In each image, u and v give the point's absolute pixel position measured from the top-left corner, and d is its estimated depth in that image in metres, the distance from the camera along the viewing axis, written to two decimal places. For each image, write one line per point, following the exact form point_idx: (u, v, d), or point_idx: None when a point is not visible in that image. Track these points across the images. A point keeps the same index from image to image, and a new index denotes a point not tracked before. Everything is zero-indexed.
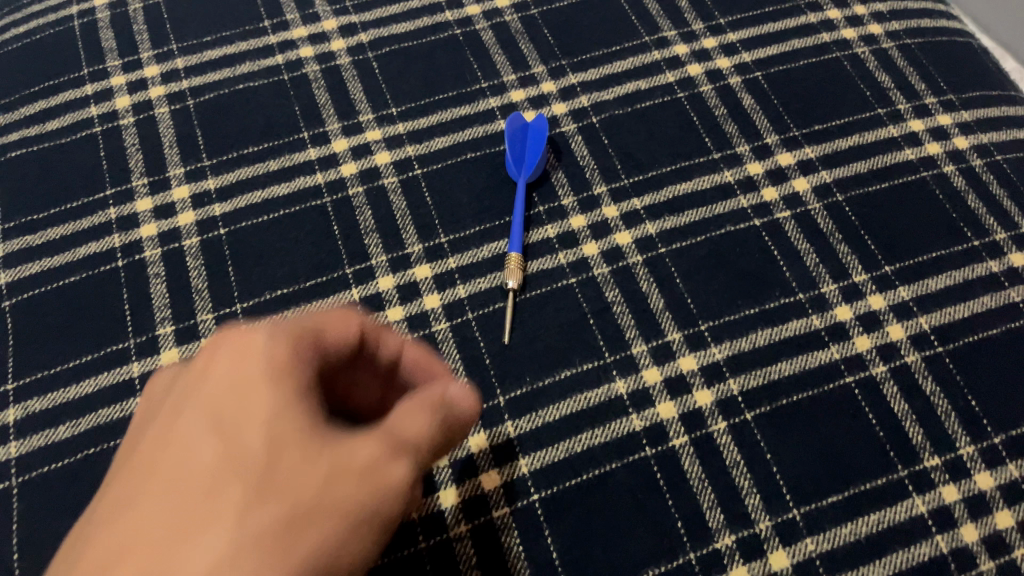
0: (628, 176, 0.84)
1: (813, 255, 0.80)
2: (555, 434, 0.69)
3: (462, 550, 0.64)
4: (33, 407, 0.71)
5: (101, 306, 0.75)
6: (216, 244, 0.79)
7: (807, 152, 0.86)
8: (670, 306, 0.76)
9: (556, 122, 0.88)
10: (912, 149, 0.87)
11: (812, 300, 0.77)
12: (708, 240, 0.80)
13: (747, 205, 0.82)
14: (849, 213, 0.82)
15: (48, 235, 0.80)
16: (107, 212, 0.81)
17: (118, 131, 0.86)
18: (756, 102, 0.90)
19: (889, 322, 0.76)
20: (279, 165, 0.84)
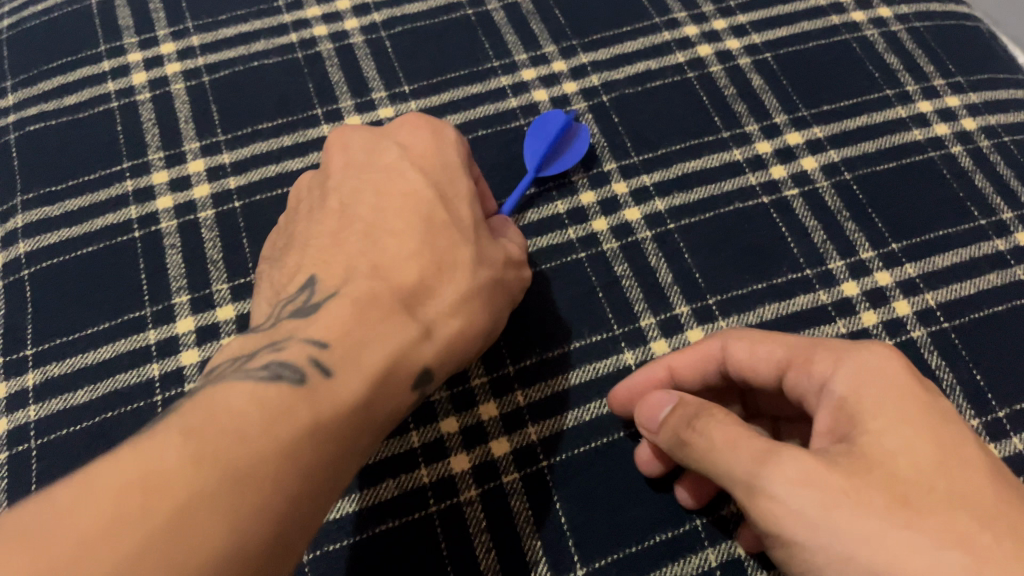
0: (638, 154, 0.85)
1: (820, 232, 0.80)
2: (564, 404, 0.70)
3: (471, 514, 0.65)
4: (51, 371, 0.72)
5: (118, 275, 0.77)
6: (231, 217, 0.80)
7: (815, 132, 0.87)
8: (678, 280, 0.77)
9: (567, 100, 0.89)
10: (920, 130, 0.88)
11: (819, 276, 0.78)
12: (717, 217, 0.81)
13: (756, 183, 0.83)
14: (856, 190, 0.83)
15: (66, 206, 0.81)
16: (124, 184, 0.82)
17: (134, 107, 0.87)
18: (765, 83, 0.91)
19: (895, 299, 0.77)
20: (293, 140, 0.85)
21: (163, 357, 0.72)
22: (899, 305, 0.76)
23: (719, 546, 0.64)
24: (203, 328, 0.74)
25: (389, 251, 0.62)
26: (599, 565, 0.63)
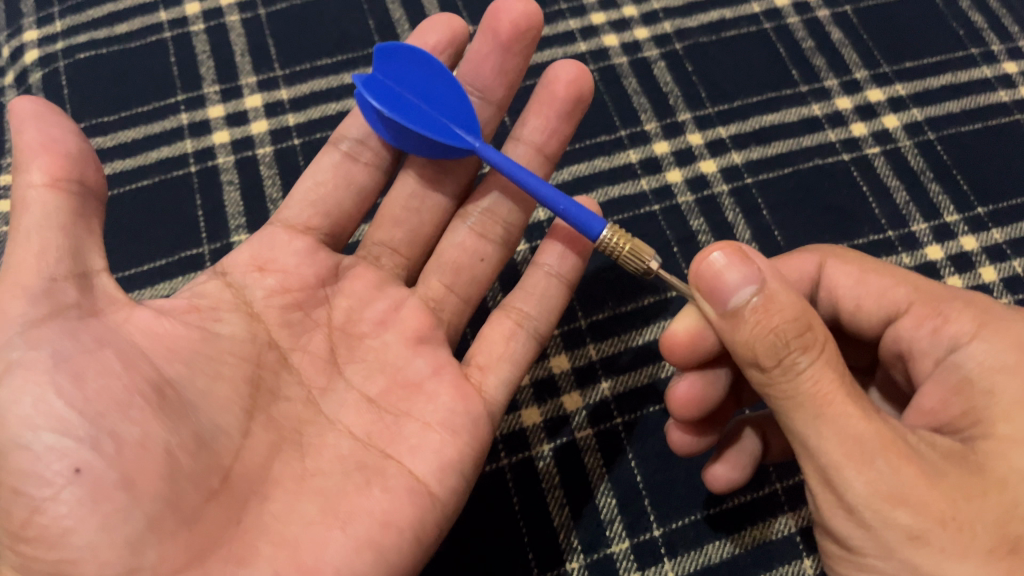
0: (713, 105, 0.82)
1: (902, 192, 0.77)
2: (632, 359, 0.68)
3: (543, 468, 0.63)
4: None
5: (176, 212, 0.74)
6: (290, 154, 0.77)
7: (897, 89, 0.83)
8: (756, 237, 0.74)
9: (639, 47, 0.85)
10: (1006, 91, 0.82)
11: (902, 238, 0.74)
12: (796, 172, 0.78)
13: (836, 140, 0.80)
14: (940, 150, 0.79)
15: (120, 138, 0.78)
16: (179, 118, 0.79)
17: (188, 38, 0.84)
18: (845, 36, 0.86)
19: (982, 264, 0.73)
20: (353, 78, 0.82)
21: None
22: (951, 279, 0.72)
23: (799, 511, 0.62)
24: None
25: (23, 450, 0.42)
26: (676, 526, 0.61)
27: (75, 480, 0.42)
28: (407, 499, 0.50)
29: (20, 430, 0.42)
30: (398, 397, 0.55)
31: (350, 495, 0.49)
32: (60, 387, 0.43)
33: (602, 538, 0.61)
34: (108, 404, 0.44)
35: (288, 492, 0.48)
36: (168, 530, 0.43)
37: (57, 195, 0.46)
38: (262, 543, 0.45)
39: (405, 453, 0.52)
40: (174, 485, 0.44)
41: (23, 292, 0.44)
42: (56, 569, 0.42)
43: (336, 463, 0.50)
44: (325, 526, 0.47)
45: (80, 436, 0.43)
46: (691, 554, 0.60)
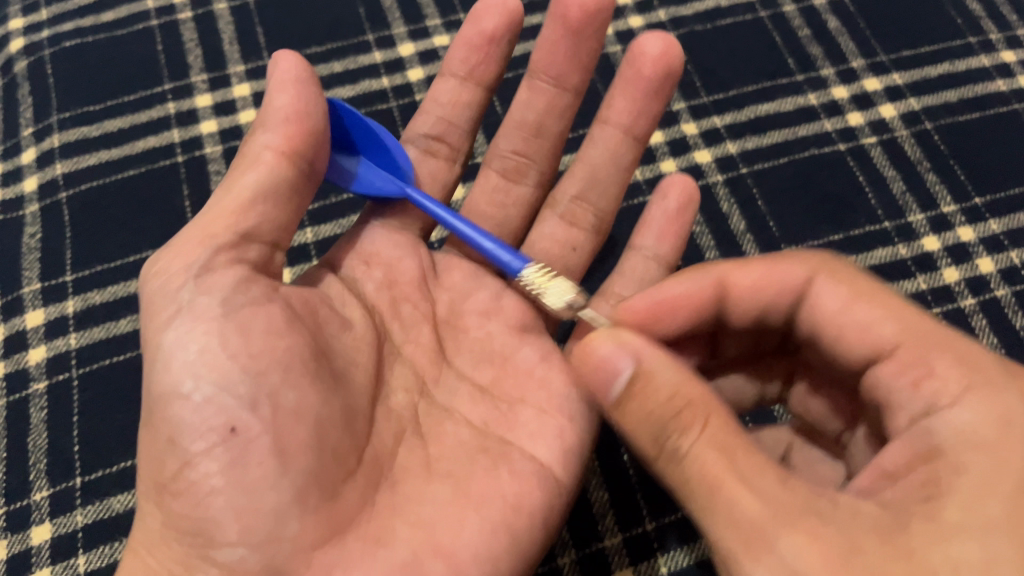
0: (708, 94, 0.80)
1: (899, 182, 0.76)
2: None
3: None
4: (93, 299, 0.69)
5: (163, 203, 0.73)
6: None
7: (894, 78, 0.82)
8: (751, 228, 0.73)
9: (633, 36, 0.84)
10: (1004, 81, 0.81)
11: (898, 229, 0.73)
12: (792, 162, 0.77)
13: (832, 129, 0.79)
14: (937, 139, 0.78)
15: (106, 127, 0.77)
16: (166, 107, 0.78)
17: (175, 25, 0.82)
18: (842, 24, 0.85)
19: (979, 255, 0.72)
20: (343, 67, 0.81)
21: None
22: (947, 271, 0.71)
23: None
24: None
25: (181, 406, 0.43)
26: (669, 520, 0.60)
27: (229, 439, 0.42)
28: (536, 483, 0.50)
29: (173, 381, 0.43)
30: (511, 384, 0.55)
31: (481, 478, 0.48)
32: (225, 339, 0.43)
33: (595, 533, 0.60)
34: (270, 364, 0.43)
35: (419, 476, 0.48)
36: (310, 505, 0.42)
37: (284, 164, 0.48)
38: (399, 523, 0.45)
39: (526, 437, 0.52)
40: (319, 456, 0.43)
41: (208, 240, 0.46)
42: (200, 529, 0.42)
43: (463, 448, 0.50)
44: (460, 508, 0.47)
45: (241, 394, 0.43)
46: (684, 549, 0.60)
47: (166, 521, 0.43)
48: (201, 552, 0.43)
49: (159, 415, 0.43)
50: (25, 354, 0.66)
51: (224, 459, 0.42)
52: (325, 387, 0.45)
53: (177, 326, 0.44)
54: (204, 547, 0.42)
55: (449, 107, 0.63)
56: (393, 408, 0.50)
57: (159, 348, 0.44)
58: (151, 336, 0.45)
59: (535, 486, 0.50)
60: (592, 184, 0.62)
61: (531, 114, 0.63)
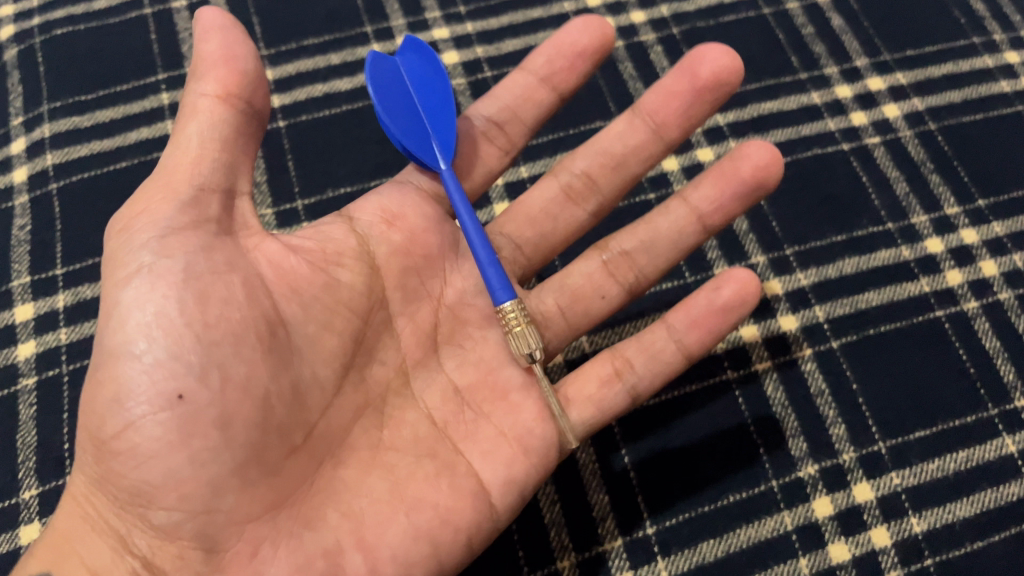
0: None
1: (902, 183, 0.75)
2: (730, 353, 0.66)
3: None
4: (83, 293, 0.67)
5: None
6: (274, 137, 0.74)
7: (897, 78, 0.81)
8: (754, 228, 0.72)
9: (635, 31, 0.83)
10: (1007, 82, 0.80)
11: (901, 230, 0.72)
12: (795, 162, 0.76)
13: (835, 129, 0.78)
14: (940, 140, 0.77)
15: (97, 118, 0.75)
16: (160, 97, 0.76)
17: (169, 14, 0.81)
18: (845, 23, 0.84)
19: (982, 258, 0.71)
20: (340, 59, 0.79)
21: None
22: (950, 274, 0.70)
23: (795, 509, 0.60)
24: None
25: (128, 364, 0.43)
26: (670, 523, 0.60)
27: (175, 407, 0.42)
28: (472, 500, 0.49)
29: (125, 340, 0.43)
30: (485, 396, 0.54)
31: (419, 483, 0.49)
32: (182, 302, 0.44)
33: (594, 536, 0.59)
34: (224, 334, 0.44)
35: (361, 462, 0.49)
36: (250, 478, 0.44)
37: (225, 108, 0.48)
38: (330, 510, 0.46)
39: (476, 454, 0.51)
40: (264, 434, 0.45)
41: (176, 199, 0.46)
42: (135, 491, 0.43)
43: (412, 443, 0.51)
44: (391, 508, 0.47)
45: (192, 362, 0.43)
46: (685, 553, 0.59)
47: (100, 473, 0.44)
48: (134, 511, 0.43)
49: (106, 372, 0.43)
50: (14, 349, 0.65)
51: (164, 427, 0.42)
52: (272, 369, 0.46)
53: (135, 284, 0.44)
54: (141, 507, 0.43)
55: (518, 102, 0.63)
56: (359, 389, 0.51)
57: (114, 306, 0.44)
58: (108, 289, 0.45)
59: (470, 501, 0.49)
60: (642, 249, 0.61)
61: (620, 145, 0.62)
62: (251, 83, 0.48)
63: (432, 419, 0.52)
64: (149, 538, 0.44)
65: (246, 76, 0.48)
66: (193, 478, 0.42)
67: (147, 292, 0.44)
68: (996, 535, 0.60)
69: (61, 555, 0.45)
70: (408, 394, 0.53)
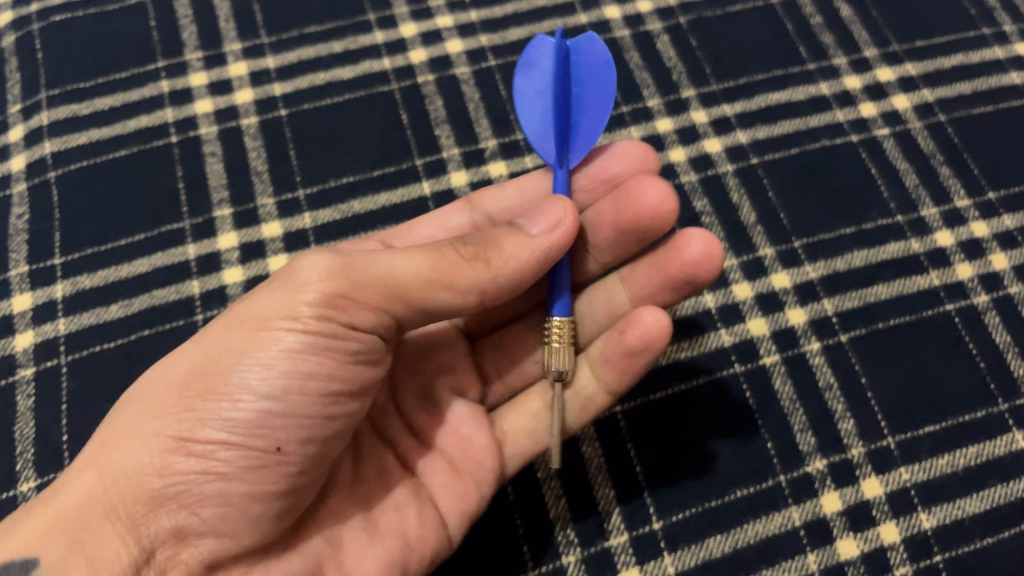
0: (718, 82, 0.78)
1: (912, 175, 0.74)
2: (738, 347, 0.66)
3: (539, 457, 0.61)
4: (82, 283, 0.66)
5: (155, 184, 0.70)
6: (276, 126, 0.73)
7: (907, 69, 0.80)
8: (761, 220, 0.72)
9: (641, 20, 0.82)
10: (1018, 73, 0.79)
11: (911, 223, 0.72)
12: (803, 154, 0.75)
13: (843, 120, 0.77)
14: (950, 132, 0.76)
15: (96, 105, 0.74)
16: (159, 85, 0.75)
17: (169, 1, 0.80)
18: (854, 13, 0.83)
19: (992, 252, 0.70)
20: (343, 47, 0.78)
21: (203, 274, 0.67)
22: (960, 267, 0.70)
23: (803, 505, 0.60)
24: (248, 244, 0.68)
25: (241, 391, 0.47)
26: (676, 518, 0.59)
27: (268, 452, 0.47)
28: (437, 532, 0.54)
29: (253, 370, 0.47)
30: (458, 426, 0.58)
31: (390, 514, 0.54)
32: (314, 376, 0.48)
33: (600, 531, 0.58)
34: (338, 414, 0.49)
35: (344, 495, 0.53)
36: (283, 514, 0.49)
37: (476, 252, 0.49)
38: (315, 537, 0.51)
39: (440, 486, 0.56)
40: (306, 489, 0.50)
41: (386, 282, 0.49)
42: (169, 493, 0.46)
43: (383, 476, 0.56)
44: (367, 538, 0.52)
45: (302, 428, 0.48)
46: (691, 549, 0.58)
47: (155, 465, 0.46)
48: (157, 510, 0.46)
49: (218, 387, 0.47)
50: (11, 340, 0.64)
51: (240, 459, 0.46)
52: (335, 445, 0.50)
53: (291, 332, 0.47)
54: (169, 504, 0.46)
55: None
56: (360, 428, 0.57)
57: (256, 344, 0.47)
58: (256, 316, 0.48)
59: (435, 532, 0.54)
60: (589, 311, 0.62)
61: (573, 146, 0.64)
62: (529, 260, 0.50)
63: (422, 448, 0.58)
64: (157, 532, 0.46)
65: (533, 253, 0.50)
66: (232, 507, 0.46)
67: (293, 346, 0.47)
68: (1006, 532, 0.59)
69: (64, 526, 0.46)
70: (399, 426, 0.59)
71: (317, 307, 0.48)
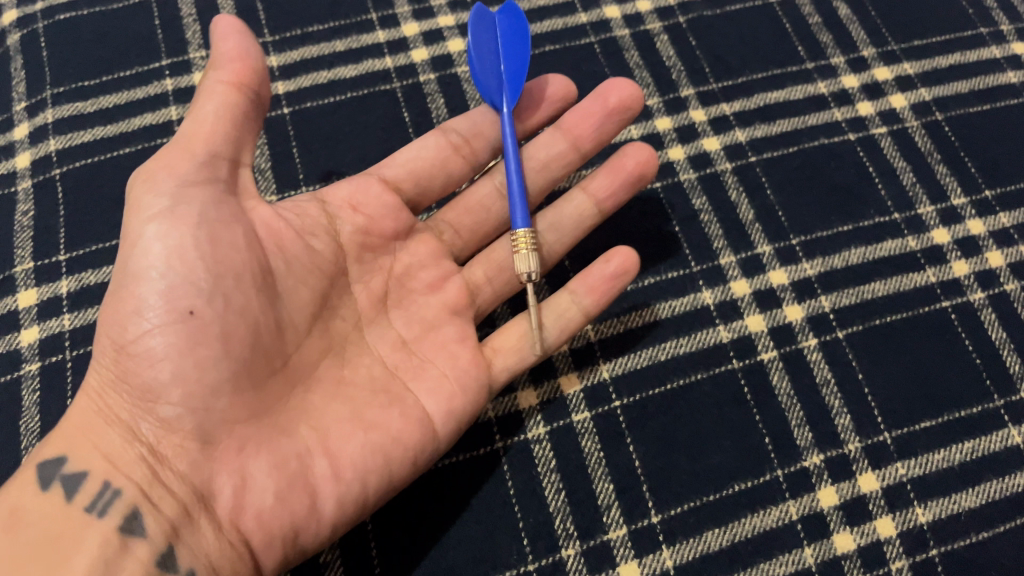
0: (717, 81, 0.79)
1: (909, 174, 0.75)
2: (736, 342, 0.66)
3: (539, 452, 0.62)
4: (87, 280, 0.67)
5: None
6: (279, 123, 0.74)
7: (905, 68, 0.81)
8: (759, 217, 0.72)
9: (641, 20, 0.83)
10: (1015, 73, 0.80)
11: (908, 221, 0.72)
12: (801, 152, 0.75)
13: (841, 119, 0.77)
14: (948, 130, 0.77)
15: (101, 103, 0.75)
16: (163, 83, 0.76)
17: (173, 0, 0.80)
18: (852, 12, 0.84)
19: (988, 249, 0.71)
20: (345, 46, 0.79)
21: None
22: (957, 265, 0.70)
23: (800, 499, 0.60)
24: None
25: (139, 289, 0.49)
26: (674, 512, 0.60)
27: (187, 320, 0.49)
28: (419, 424, 0.55)
29: (146, 265, 0.49)
30: (428, 346, 0.60)
31: (374, 407, 0.55)
32: (197, 242, 0.50)
33: (599, 525, 0.59)
34: (228, 270, 0.51)
35: (327, 390, 0.55)
36: (244, 388, 0.51)
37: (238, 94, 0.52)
38: (303, 426, 0.53)
39: (424, 390, 0.57)
40: (252, 352, 0.51)
41: (192, 158, 0.51)
42: (146, 387, 0.49)
43: (368, 381, 0.57)
44: (352, 426, 0.54)
45: (203, 288, 0.50)
46: (689, 542, 0.59)
47: (114, 374, 0.50)
48: (144, 406, 0.50)
49: (128, 291, 0.49)
50: (17, 335, 0.65)
51: (166, 343, 0.49)
52: (263, 305, 0.53)
53: (151, 222, 0.50)
54: (149, 402, 0.49)
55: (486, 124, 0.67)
56: (325, 335, 0.57)
57: (136, 240, 0.50)
58: (129, 223, 0.51)
59: (419, 425, 0.55)
60: (552, 227, 0.65)
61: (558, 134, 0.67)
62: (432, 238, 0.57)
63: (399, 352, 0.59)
64: (153, 428, 0.50)
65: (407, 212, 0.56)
66: (199, 386, 0.49)
67: (159, 235, 0.50)
68: (1002, 526, 0.60)
69: (80, 440, 0.50)
70: (365, 344, 0.59)
71: (167, 185, 0.51)
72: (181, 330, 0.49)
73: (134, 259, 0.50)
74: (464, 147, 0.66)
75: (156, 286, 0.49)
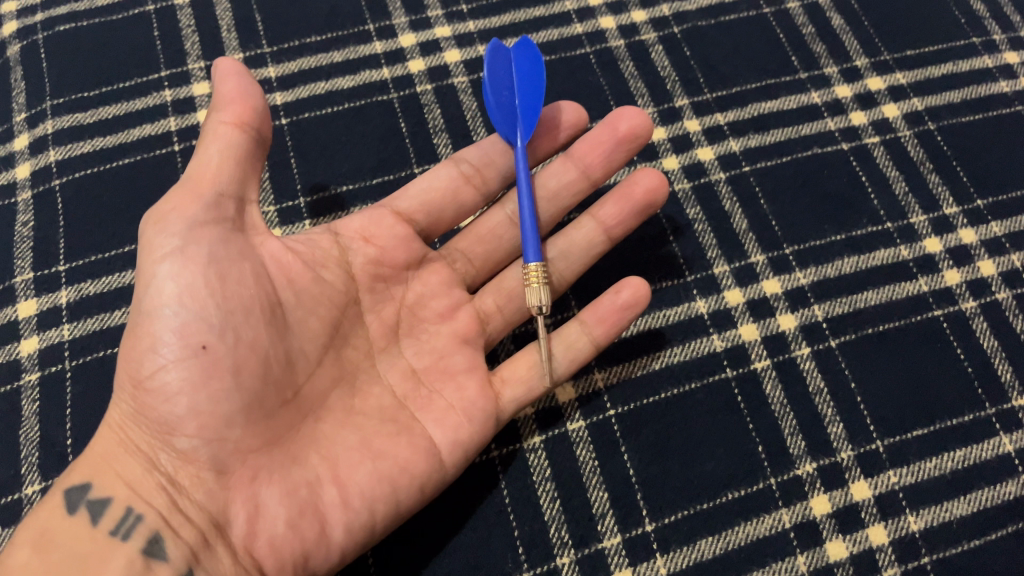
0: (711, 91, 0.80)
1: (901, 183, 0.75)
2: (730, 351, 0.67)
3: (535, 460, 0.62)
4: (86, 290, 0.67)
5: (158, 192, 0.72)
6: (277, 134, 0.75)
7: (897, 78, 0.81)
8: (753, 227, 0.73)
9: (636, 30, 0.84)
10: (1007, 82, 0.81)
11: (900, 230, 0.73)
12: (794, 162, 0.76)
13: (834, 129, 0.78)
14: (940, 140, 0.78)
15: (101, 114, 0.75)
16: (162, 94, 0.77)
17: (172, 11, 0.81)
18: (845, 22, 0.84)
19: (980, 258, 0.72)
20: (343, 57, 0.80)
21: None
22: (949, 274, 0.71)
23: (794, 507, 0.61)
24: None
25: (157, 323, 0.50)
26: (668, 520, 0.60)
27: (199, 355, 0.50)
28: (425, 454, 0.56)
29: (160, 303, 0.51)
30: (436, 377, 0.60)
31: (382, 438, 0.56)
32: (206, 280, 0.52)
33: (594, 533, 0.60)
34: (237, 306, 0.52)
35: (338, 419, 0.56)
36: (258, 416, 0.51)
37: (240, 134, 0.55)
38: (312, 454, 0.54)
39: (430, 421, 0.58)
40: (264, 384, 0.52)
41: (197, 200, 0.53)
42: (163, 421, 0.50)
43: (376, 410, 0.57)
44: (359, 455, 0.54)
45: (214, 324, 0.51)
46: (684, 550, 0.59)
47: (134, 410, 0.51)
48: (162, 438, 0.50)
49: (143, 328, 0.51)
50: (17, 345, 0.65)
51: (180, 377, 0.50)
52: (270, 335, 0.53)
53: (161, 261, 0.51)
54: (166, 434, 0.50)
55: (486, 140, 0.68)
56: (335, 364, 0.57)
57: (150, 278, 0.51)
58: (143, 264, 0.52)
59: (425, 455, 0.56)
60: (561, 256, 0.66)
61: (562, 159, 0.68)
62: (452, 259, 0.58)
63: (406, 384, 0.60)
64: (173, 459, 0.51)
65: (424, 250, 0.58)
66: (212, 418, 0.50)
67: (171, 272, 0.51)
68: (993, 534, 0.60)
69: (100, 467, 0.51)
70: (375, 375, 0.59)
71: (172, 224, 0.52)
72: (194, 364, 0.50)
73: (148, 295, 0.51)
74: (473, 178, 0.67)
75: (170, 323, 0.50)
